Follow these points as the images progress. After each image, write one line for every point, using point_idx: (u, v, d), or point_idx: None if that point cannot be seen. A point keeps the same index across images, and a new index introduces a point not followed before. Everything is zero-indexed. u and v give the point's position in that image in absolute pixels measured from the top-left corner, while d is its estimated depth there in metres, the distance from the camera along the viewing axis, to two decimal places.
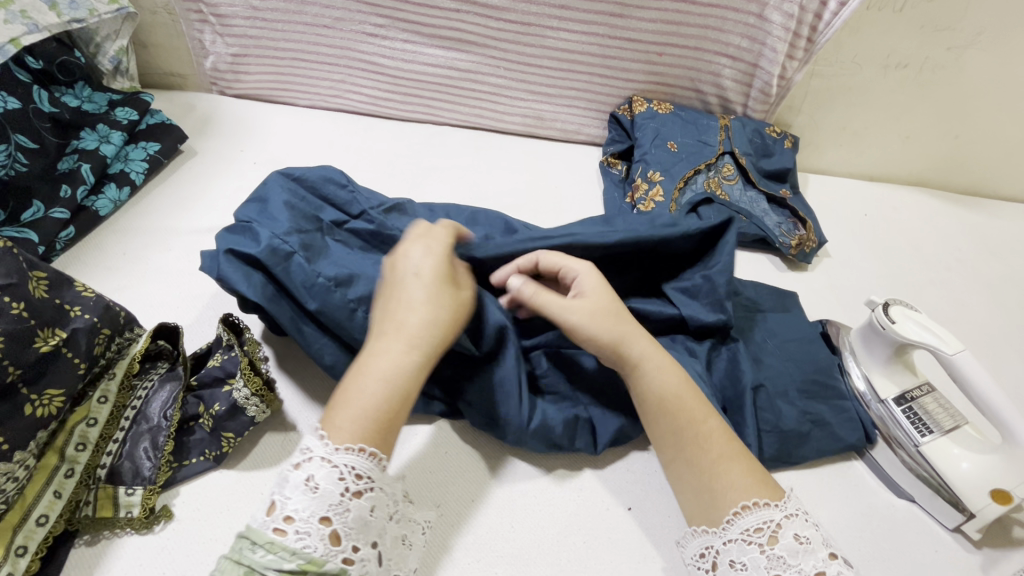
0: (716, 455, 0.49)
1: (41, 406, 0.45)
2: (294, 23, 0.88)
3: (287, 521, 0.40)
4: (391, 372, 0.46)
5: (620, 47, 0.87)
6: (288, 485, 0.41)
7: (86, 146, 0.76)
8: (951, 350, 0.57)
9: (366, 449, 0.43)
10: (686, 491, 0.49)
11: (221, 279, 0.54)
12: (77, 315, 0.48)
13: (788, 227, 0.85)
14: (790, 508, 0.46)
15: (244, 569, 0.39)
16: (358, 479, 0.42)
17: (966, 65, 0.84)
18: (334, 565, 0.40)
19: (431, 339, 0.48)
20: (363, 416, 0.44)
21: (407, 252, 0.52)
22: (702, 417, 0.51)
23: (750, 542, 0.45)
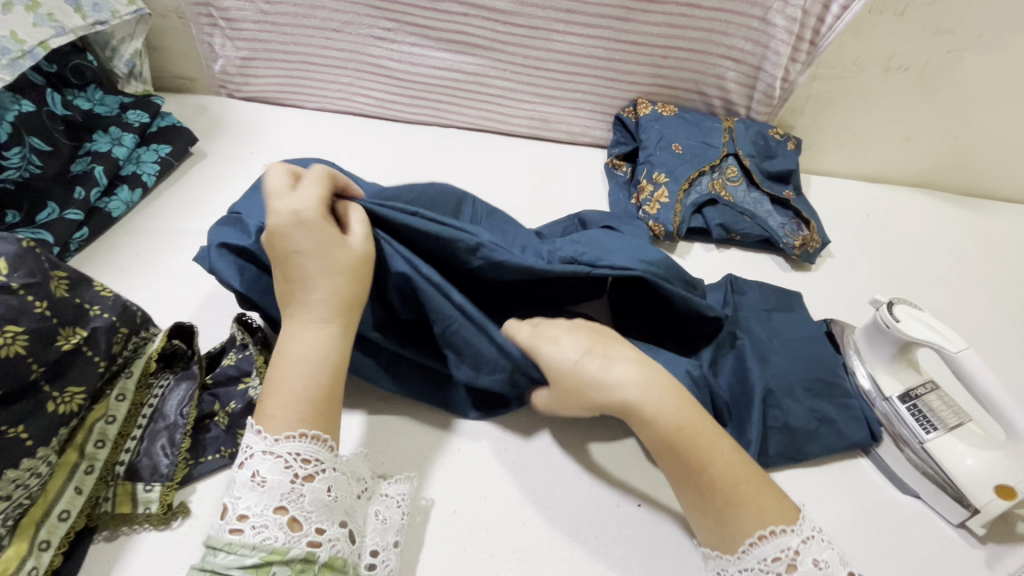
0: (723, 499, 0.49)
1: (63, 403, 0.46)
2: (302, 26, 0.89)
3: (242, 519, 0.44)
4: (313, 351, 0.50)
5: (625, 51, 0.88)
6: (237, 486, 0.45)
7: (98, 148, 0.77)
8: (955, 348, 0.57)
9: (306, 433, 0.46)
10: (701, 520, 0.51)
11: (215, 272, 0.57)
12: (97, 315, 0.48)
13: (792, 227, 0.86)
14: (806, 532, 0.47)
15: (209, 573, 0.42)
16: (304, 464, 0.46)
17: (967, 67, 0.85)
18: (298, 550, 0.43)
19: (338, 309, 0.52)
20: (292, 400, 0.47)
21: (285, 223, 0.51)
22: (705, 460, 0.50)
23: (767, 571, 0.46)
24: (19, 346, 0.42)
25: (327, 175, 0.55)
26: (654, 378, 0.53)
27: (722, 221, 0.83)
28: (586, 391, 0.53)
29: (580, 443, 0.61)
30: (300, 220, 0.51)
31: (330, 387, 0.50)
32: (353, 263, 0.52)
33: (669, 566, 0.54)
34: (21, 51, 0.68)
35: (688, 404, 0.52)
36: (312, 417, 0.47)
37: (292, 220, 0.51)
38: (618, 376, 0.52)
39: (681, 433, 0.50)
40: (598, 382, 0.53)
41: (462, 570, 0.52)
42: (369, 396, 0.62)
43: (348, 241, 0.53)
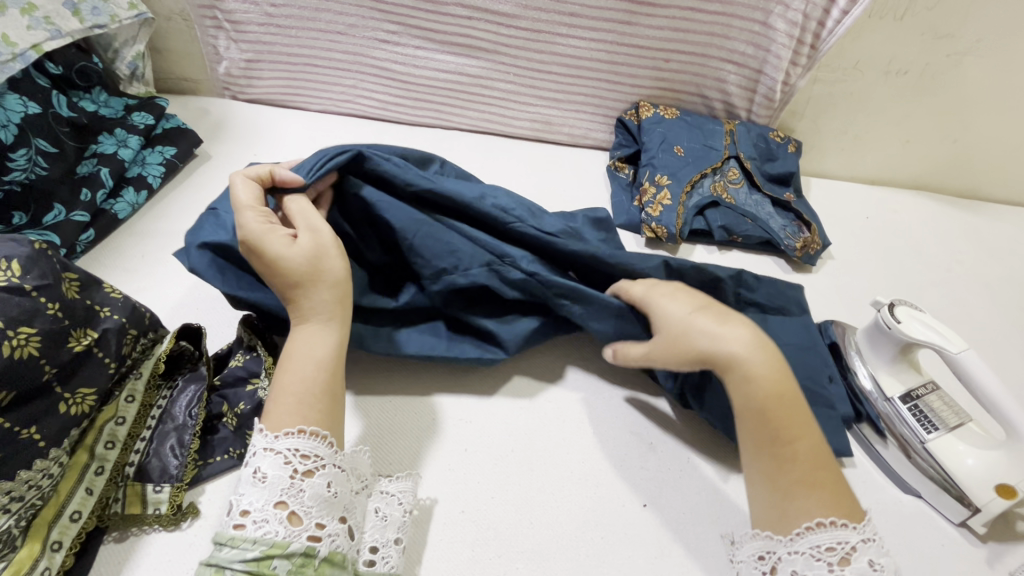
0: (797, 478, 0.49)
1: (74, 404, 0.46)
2: (307, 29, 0.89)
3: (244, 515, 0.43)
4: (313, 351, 0.51)
5: (628, 54, 0.89)
6: (241, 484, 0.45)
7: (104, 150, 0.77)
8: (956, 349, 0.58)
9: (306, 429, 0.47)
10: (759, 497, 0.51)
11: (194, 269, 0.57)
12: (107, 316, 0.49)
13: (792, 229, 0.86)
14: (868, 533, 0.47)
15: (214, 568, 0.42)
16: (304, 460, 0.46)
17: (965, 71, 0.86)
18: (298, 544, 0.43)
19: (331, 304, 0.53)
20: (285, 400, 0.48)
21: (251, 237, 0.52)
22: (793, 436, 0.51)
23: (818, 559, 0.46)
24: (32, 348, 0.43)
25: (250, 178, 0.56)
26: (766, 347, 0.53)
27: (724, 223, 0.84)
28: (696, 340, 0.54)
29: (586, 444, 0.61)
30: (250, 233, 0.52)
31: (323, 382, 0.50)
32: (309, 257, 0.53)
33: (675, 565, 0.54)
34: (10, 55, 0.68)
35: (788, 379, 0.52)
36: (305, 412, 0.48)
37: (250, 237, 0.52)
38: (728, 334, 0.53)
39: (781, 402, 0.51)
40: (711, 333, 0.54)
41: (469, 569, 0.52)
42: (375, 396, 0.62)
43: (298, 242, 0.53)
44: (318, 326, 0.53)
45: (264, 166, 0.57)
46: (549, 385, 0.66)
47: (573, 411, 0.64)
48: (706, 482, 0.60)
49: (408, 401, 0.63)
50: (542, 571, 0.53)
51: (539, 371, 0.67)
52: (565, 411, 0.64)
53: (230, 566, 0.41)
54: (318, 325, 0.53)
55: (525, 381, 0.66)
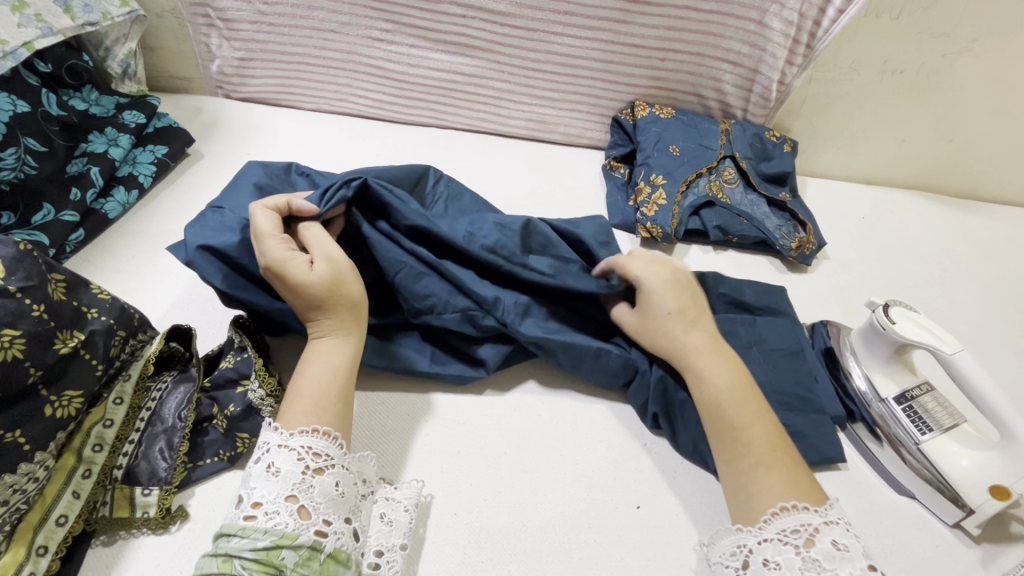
0: (755, 461, 0.51)
1: (61, 407, 0.45)
2: (300, 27, 0.89)
3: (256, 507, 0.44)
4: (331, 360, 0.53)
5: (623, 53, 0.89)
6: (252, 477, 0.46)
7: (95, 148, 0.76)
8: (950, 350, 0.58)
9: (320, 428, 0.48)
10: (730, 490, 0.52)
11: (192, 265, 0.57)
12: (94, 317, 0.48)
13: (788, 229, 0.86)
14: (830, 516, 0.47)
15: (221, 558, 0.42)
16: (316, 457, 0.47)
17: (961, 71, 0.85)
18: (306, 537, 0.43)
19: (348, 317, 0.55)
20: (303, 401, 0.50)
21: (272, 259, 0.54)
22: (746, 422, 0.53)
23: (785, 542, 0.46)
24: (17, 350, 0.42)
25: (269, 207, 0.57)
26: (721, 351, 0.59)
27: (719, 223, 0.84)
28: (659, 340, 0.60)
29: (580, 446, 0.61)
30: (274, 259, 0.54)
31: (340, 388, 0.52)
32: (329, 277, 0.55)
33: (669, 568, 0.54)
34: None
35: (744, 376, 0.57)
36: (321, 414, 0.49)
37: (274, 261, 0.54)
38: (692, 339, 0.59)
39: (732, 394, 0.55)
40: (672, 337, 0.60)
41: (461, 572, 0.52)
42: (366, 397, 0.62)
43: (317, 267, 0.55)
44: (336, 340, 0.54)
45: (283, 197, 0.58)
46: (542, 387, 0.66)
47: (567, 413, 0.64)
48: (701, 485, 0.59)
49: (399, 403, 0.62)
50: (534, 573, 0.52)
51: (533, 373, 0.67)
52: (559, 413, 0.63)
53: (240, 554, 0.42)
54: (336, 338, 0.55)
55: (518, 383, 0.66)
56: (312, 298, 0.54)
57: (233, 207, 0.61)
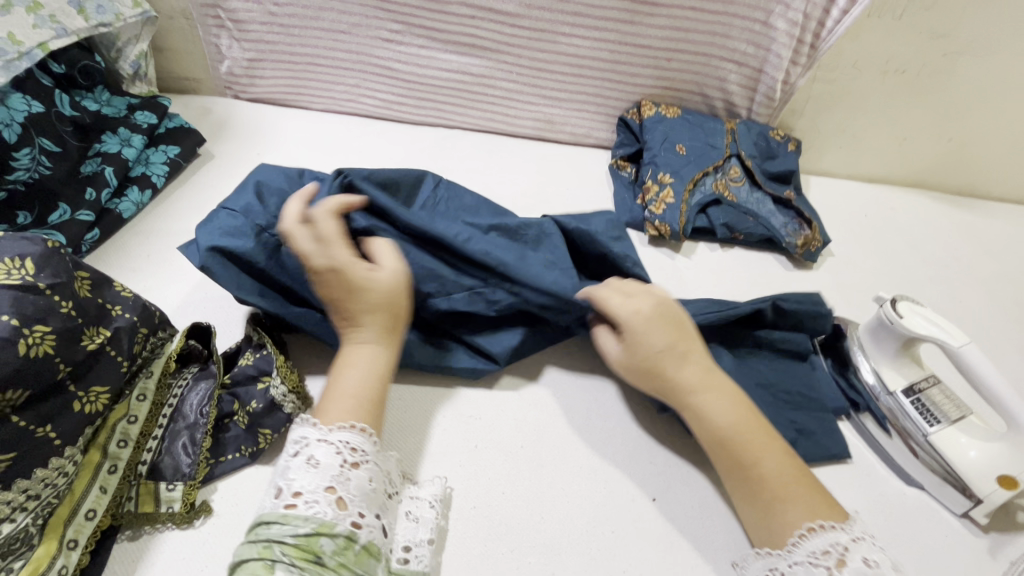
0: (774, 494, 0.51)
1: (89, 402, 0.46)
2: (309, 28, 0.89)
3: (296, 496, 0.45)
4: (367, 363, 0.54)
5: (630, 53, 0.90)
6: (291, 469, 0.46)
7: (108, 149, 0.77)
8: (957, 343, 0.59)
9: (356, 425, 0.49)
10: (750, 522, 0.53)
11: (206, 270, 0.57)
12: (118, 314, 0.49)
13: (794, 227, 0.87)
14: (856, 532, 0.47)
15: (261, 545, 0.42)
16: (353, 452, 0.48)
17: (961, 71, 0.87)
18: (343, 527, 0.44)
19: (385, 324, 0.56)
20: (338, 399, 0.51)
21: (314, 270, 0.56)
22: (755, 459, 0.53)
23: (818, 565, 0.46)
24: (48, 346, 0.43)
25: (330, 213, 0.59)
26: (716, 382, 0.57)
27: (726, 220, 0.85)
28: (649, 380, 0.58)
29: (595, 439, 0.62)
30: (329, 261, 0.56)
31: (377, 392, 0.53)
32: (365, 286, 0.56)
33: (687, 559, 0.54)
34: (17, 53, 0.68)
35: (746, 409, 0.56)
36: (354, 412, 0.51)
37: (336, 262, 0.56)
38: (684, 377, 0.57)
39: (737, 432, 0.54)
40: (666, 377, 0.57)
41: (481, 565, 0.52)
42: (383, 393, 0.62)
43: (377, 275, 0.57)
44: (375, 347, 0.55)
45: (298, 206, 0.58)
46: (554, 381, 0.66)
47: (582, 407, 0.64)
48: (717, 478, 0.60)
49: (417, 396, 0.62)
50: (553, 564, 0.53)
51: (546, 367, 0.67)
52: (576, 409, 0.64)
53: (280, 541, 0.42)
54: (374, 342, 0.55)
55: (531, 376, 0.67)
56: (368, 303, 0.55)
57: (245, 213, 0.60)
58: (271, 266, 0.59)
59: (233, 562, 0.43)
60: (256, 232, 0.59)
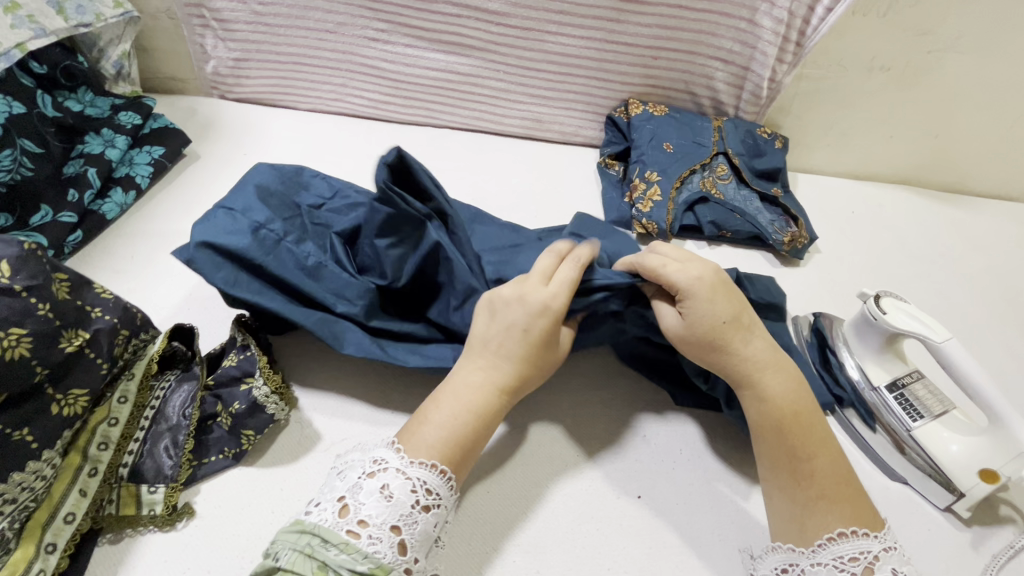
0: (815, 494, 0.50)
1: (67, 405, 0.46)
2: (295, 27, 0.89)
3: (362, 525, 0.43)
4: (476, 404, 0.51)
5: (617, 51, 0.90)
6: (362, 491, 0.45)
7: (91, 150, 0.76)
8: (940, 339, 0.59)
9: (436, 465, 0.47)
10: (780, 511, 0.52)
11: (192, 263, 0.56)
12: (98, 317, 0.48)
13: (781, 224, 0.88)
14: (888, 542, 0.48)
15: (317, 563, 0.41)
16: (427, 493, 0.46)
17: (948, 67, 0.87)
18: (398, 572, 0.42)
19: (511, 377, 0.53)
20: (432, 430, 0.49)
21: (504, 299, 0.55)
22: (811, 452, 0.52)
23: (841, 569, 0.47)
24: (24, 348, 0.43)
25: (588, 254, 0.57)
26: (782, 364, 0.56)
27: (714, 218, 0.85)
28: (714, 351, 0.55)
29: (580, 437, 0.62)
30: (532, 304, 0.53)
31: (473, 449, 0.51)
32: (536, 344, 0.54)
33: (670, 556, 0.55)
34: None
35: (807, 397, 0.55)
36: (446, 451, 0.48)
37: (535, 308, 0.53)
38: (753, 353, 0.55)
39: (797, 419, 0.53)
40: (737, 352, 0.55)
41: (466, 564, 0.52)
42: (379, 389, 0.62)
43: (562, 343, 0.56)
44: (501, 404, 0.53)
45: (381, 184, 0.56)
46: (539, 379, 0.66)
47: (567, 405, 0.65)
48: (700, 473, 0.61)
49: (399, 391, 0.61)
50: (539, 563, 0.53)
51: None
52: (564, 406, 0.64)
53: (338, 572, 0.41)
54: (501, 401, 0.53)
55: None
56: (522, 360, 0.53)
57: (242, 208, 0.60)
58: (270, 263, 0.58)
59: (281, 568, 0.41)
60: (255, 230, 0.58)
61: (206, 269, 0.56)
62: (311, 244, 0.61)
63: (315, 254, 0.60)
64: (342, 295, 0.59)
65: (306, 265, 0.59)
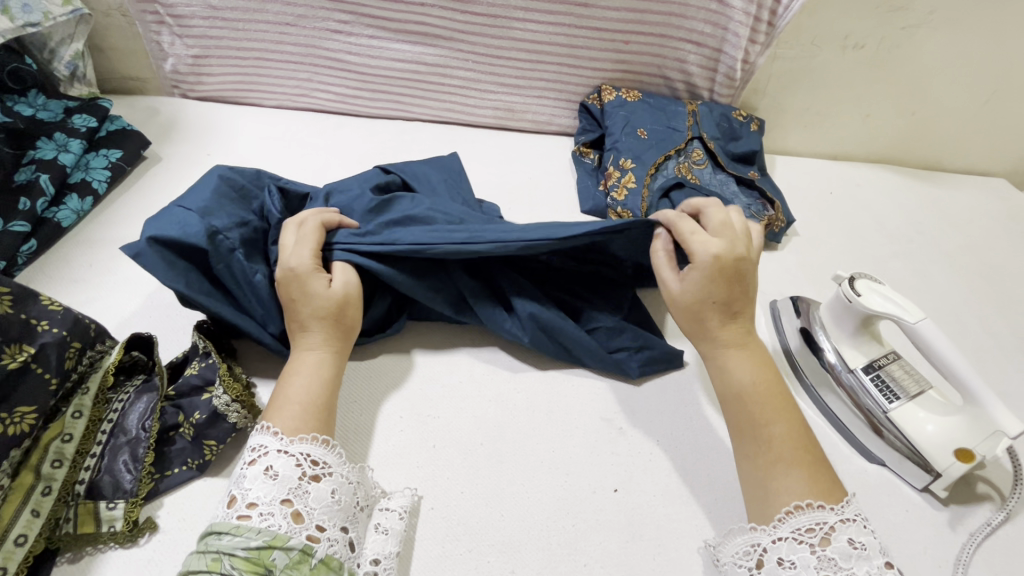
0: (774, 458, 0.49)
1: (12, 424, 0.44)
2: (255, 21, 0.86)
3: (251, 507, 0.44)
4: (316, 370, 0.54)
5: (587, 36, 0.88)
6: (247, 478, 0.45)
7: (43, 155, 0.73)
8: (914, 320, 0.58)
9: (319, 437, 0.48)
10: (747, 483, 0.51)
11: (138, 258, 0.54)
12: (45, 330, 0.47)
13: (758, 208, 0.86)
14: (845, 513, 0.46)
15: (211, 558, 0.41)
16: (313, 465, 0.47)
17: (920, 43, 0.86)
18: (297, 541, 0.43)
19: (334, 336, 0.56)
20: (291, 406, 0.50)
21: (293, 272, 0.57)
22: (768, 418, 0.51)
23: (801, 541, 0.45)
24: None
25: (318, 218, 0.61)
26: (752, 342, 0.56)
27: None
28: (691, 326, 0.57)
29: (555, 431, 0.60)
30: (303, 274, 0.57)
31: (325, 397, 0.52)
32: (334, 302, 0.57)
33: (646, 548, 0.53)
34: None
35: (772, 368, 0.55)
36: (309, 421, 0.49)
37: (282, 276, 0.57)
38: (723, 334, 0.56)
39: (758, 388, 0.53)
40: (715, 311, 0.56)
41: (439, 567, 0.50)
42: (365, 387, 0.62)
43: (335, 283, 0.58)
44: (320, 352, 0.55)
45: (336, 215, 0.62)
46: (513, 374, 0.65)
47: (541, 400, 0.63)
48: (677, 461, 0.59)
49: (375, 388, 0.62)
50: (513, 562, 0.51)
51: (507, 359, 0.66)
52: (539, 400, 0.62)
53: (231, 553, 0.41)
54: (320, 350, 0.55)
55: (490, 369, 0.65)
56: (326, 320, 0.56)
57: (200, 208, 0.58)
58: (221, 272, 0.57)
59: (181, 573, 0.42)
60: (211, 234, 0.57)
61: (152, 265, 0.55)
62: (262, 261, 0.61)
63: (264, 273, 0.60)
64: (272, 316, 0.59)
65: (251, 280, 0.59)
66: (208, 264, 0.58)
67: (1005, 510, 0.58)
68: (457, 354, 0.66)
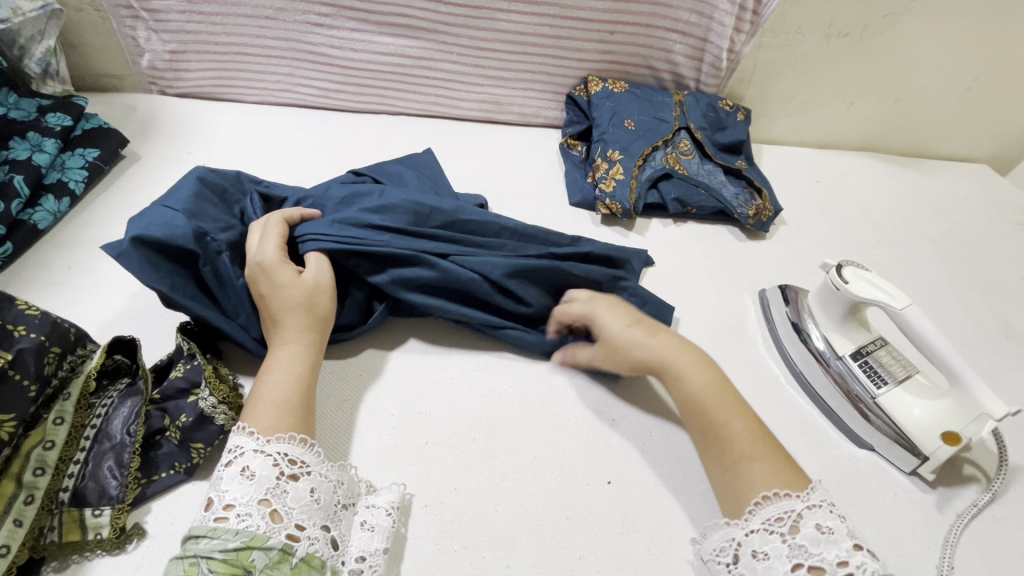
0: (739, 454, 0.49)
1: None
2: (233, 15, 0.84)
3: (227, 509, 0.43)
4: (291, 365, 0.53)
5: (571, 28, 0.87)
6: (223, 480, 0.45)
7: (17, 155, 0.71)
8: (900, 305, 0.59)
9: (296, 436, 0.48)
10: (719, 487, 0.50)
11: (121, 258, 0.53)
12: (23, 335, 0.46)
13: (745, 198, 0.86)
14: (812, 499, 0.45)
15: (187, 561, 0.41)
16: (292, 464, 0.46)
17: (902, 30, 0.87)
18: (277, 541, 0.42)
19: (308, 331, 0.55)
20: (262, 402, 0.49)
21: (260, 269, 0.56)
22: (726, 417, 0.52)
23: (771, 531, 0.45)
24: None
25: (281, 215, 0.61)
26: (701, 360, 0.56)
27: (678, 195, 0.84)
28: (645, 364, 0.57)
29: (547, 425, 0.60)
30: (269, 269, 0.56)
31: (302, 394, 0.51)
32: (306, 295, 0.56)
33: (641, 539, 0.53)
34: None
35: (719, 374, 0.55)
36: (283, 417, 0.49)
37: (250, 273, 0.56)
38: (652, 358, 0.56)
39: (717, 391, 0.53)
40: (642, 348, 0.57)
41: (434, 564, 0.50)
42: (350, 385, 0.61)
43: (305, 275, 0.57)
44: (294, 348, 0.54)
45: (297, 209, 0.63)
46: (503, 369, 0.64)
47: (533, 394, 0.62)
48: (669, 453, 0.59)
49: (366, 387, 0.61)
50: (508, 557, 0.51)
51: (498, 353, 0.66)
52: (532, 393, 0.62)
53: (208, 556, 0.40)
54: (295, 345, 0.54)
55: (481, 365, 0.64)
56: (297, 315, 0.55)
57: (186, 209, 0.57)
58: (207, 274, 0.57)
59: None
60: (199, 236, 0.56)
61: (136, 267, 0.53)
62: (246, 265, 0.60)
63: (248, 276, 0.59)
64: (253, 320, 0.59)
65: (235, 282, 0.58)
66: (194, 264, 0.57)
67: (990, 491, 0.59)
68: (447, 350, 0.66)
